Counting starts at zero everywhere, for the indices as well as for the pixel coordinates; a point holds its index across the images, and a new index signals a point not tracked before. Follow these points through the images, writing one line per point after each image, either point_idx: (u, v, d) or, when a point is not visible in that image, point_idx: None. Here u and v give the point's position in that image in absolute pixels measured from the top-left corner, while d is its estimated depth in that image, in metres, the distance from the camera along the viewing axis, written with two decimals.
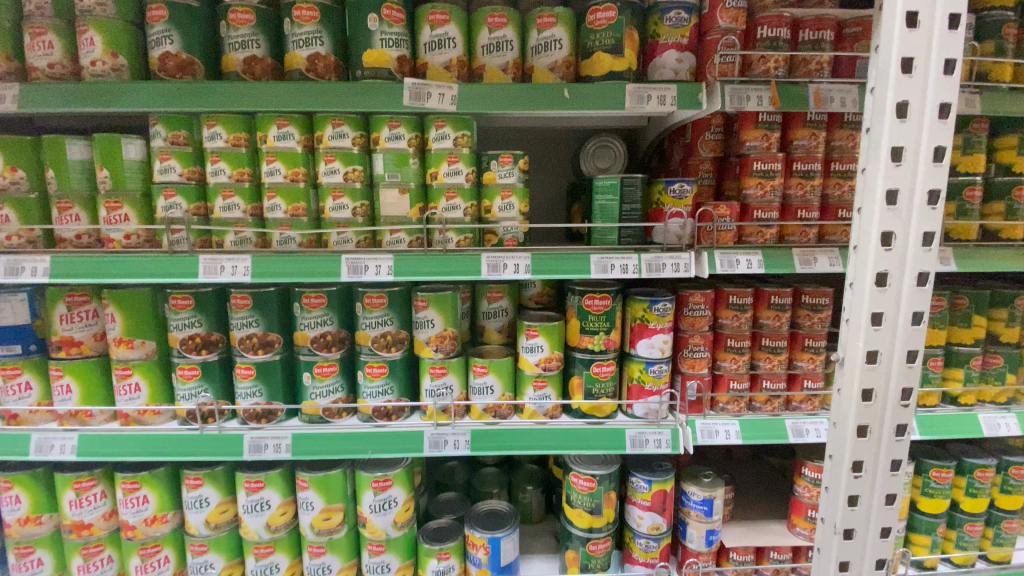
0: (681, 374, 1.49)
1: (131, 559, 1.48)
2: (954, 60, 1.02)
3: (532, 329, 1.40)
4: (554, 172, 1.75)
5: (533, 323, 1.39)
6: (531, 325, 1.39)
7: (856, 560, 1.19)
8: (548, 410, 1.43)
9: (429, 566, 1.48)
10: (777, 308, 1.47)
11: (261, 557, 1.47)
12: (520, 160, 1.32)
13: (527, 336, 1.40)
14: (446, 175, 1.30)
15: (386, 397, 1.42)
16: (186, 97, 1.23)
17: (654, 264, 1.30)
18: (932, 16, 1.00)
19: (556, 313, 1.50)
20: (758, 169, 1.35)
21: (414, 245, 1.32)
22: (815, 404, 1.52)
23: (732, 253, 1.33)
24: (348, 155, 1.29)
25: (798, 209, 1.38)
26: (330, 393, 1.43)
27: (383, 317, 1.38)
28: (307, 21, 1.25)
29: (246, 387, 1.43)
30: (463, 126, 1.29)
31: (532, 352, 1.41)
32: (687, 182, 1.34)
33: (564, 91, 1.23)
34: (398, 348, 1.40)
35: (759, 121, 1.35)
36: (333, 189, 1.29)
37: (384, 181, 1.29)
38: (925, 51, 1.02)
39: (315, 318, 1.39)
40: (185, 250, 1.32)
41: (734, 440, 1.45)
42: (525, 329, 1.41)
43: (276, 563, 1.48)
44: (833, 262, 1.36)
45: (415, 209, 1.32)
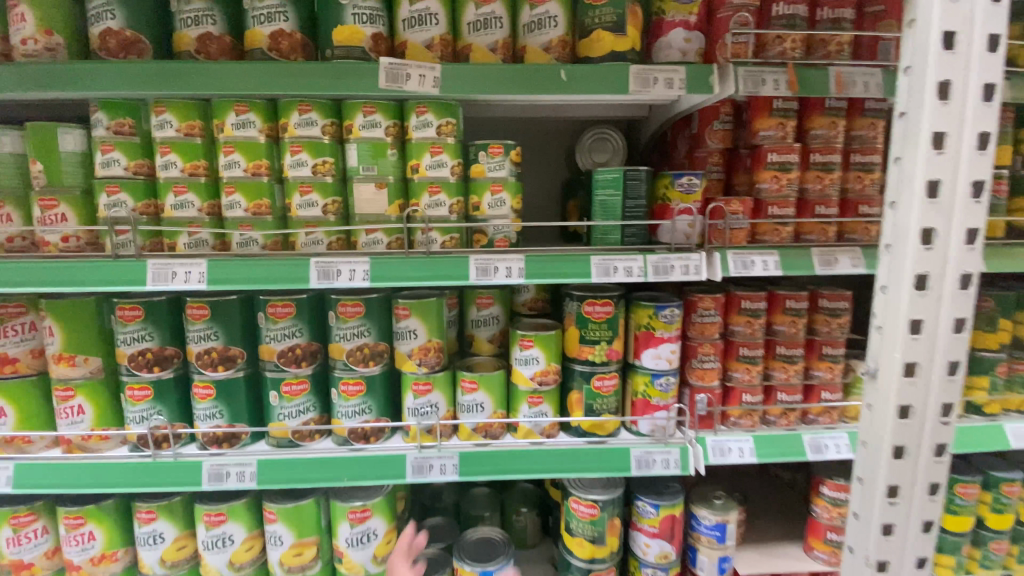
0: (690, 386, 1.36)
1: None
2: (1000, 34, 0.90)
3: (527, 339, 1.26)
4: (548, 168, 1.62)
5: (527, 332, 1.25)
6: (525, 334, 1.25)
7: None
8: (545, 429, 1.29)
9: None
10: (793, 314, 1.35)
11: None
12: (512, 151, 1.18)
13: (521, 347, 1.26)
14: (429, 167, 1.15)
15: (364, 417, 1.27)
16: (128, 79, 1.07)
17: (661, 266, 1.17)
18: None
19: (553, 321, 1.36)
20: (773, 161, 1.23)
21: (393, 247, 1.17)
22: (834, 416, 1.40)
23: (746, 254, 1.21)
24: (317, 145, 1.14)
25: (816, 205, 1.26)
26: (300, 414, 1.27)
27: (360, 327, 1.22)
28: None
29: (204, 408, 1.27)
30: (447, 113, 1.14)
31: (527, 364, 1.27)
32: (697, 175, 1.21)
33: (561, 73, 1.09)
34: (377, 362, 1.25)
35: (774, 108, 1.22)
36: (300, 184, 1.14)
37: (358, 175, 1.15)
38: (968, 25, 0.90)
39: (281, 330, 1.23)
40: (131, 254, 1.16)
41: (749, 458, 1.32)
42: (518, 339, 1.27)
43: None
44: (856, 262, 1.24)
45: (394, 206, 1.17)
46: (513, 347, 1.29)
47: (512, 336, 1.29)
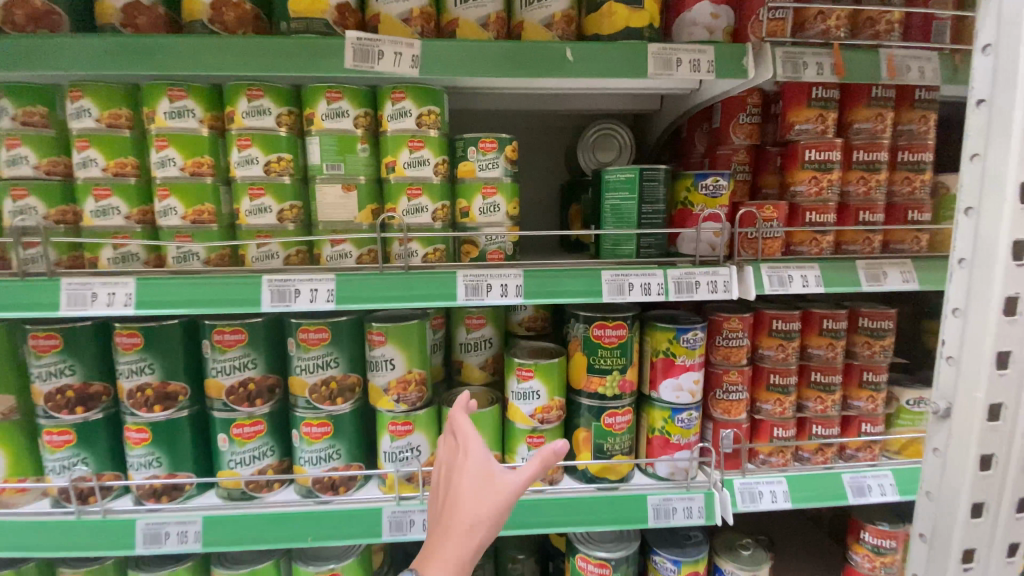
0: (713, 420, 1.18)
1: None
2: None
3: (526, 369, 1.06)
4: (546, 169, 1.43)
5: (526, 361, 1.05)
6: (524, 363, 1.05)
7: None
8: (547, 474, 1.10)
9: None
10: (831, 336, 1.17)
11: None
12: (507, 146, 0.99)
13: (519, 378, 1.06)
14: (407, 165, 0.95)
15: (332, 464, 1.06)
16: (28, 55, 0.86)
17: (685, 283, 0.99)
18: None
19: (554, 343, 1.16)
20: (811, 159, 1.05)
21: (365, 261, 0.98)
22: (874, 452, 1.23)
23: (782, 268, 1.02)
24: (270, 139, 0.94)
25: (859, 211, 1.09)
26: (254, 461, 1.07)
27: (325, 358, 1.02)
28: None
29: (138, 456, 1.06)
30: (428, 99, 0.94)
31: (526, 399, 1.07)
32: (724, 176, 1.03)
33: (566, 52, 0.90)
34: (345, 399, 1.05)
35: (814, 97, 1.05)
36: (250, 185, 0.94)
37: (321, 175, 0.94)
38: None
39: (229, 362, 1.02)
40: (42, 271, 0.95)
41: (783, 503, 1.14)
42: (515, 369, 1.07)
43: None
44: (907, 277, 1.07)
45: (365, 213, 0.97)
46: (509, 377, 1.08)
47: (507, 364, 1.09)
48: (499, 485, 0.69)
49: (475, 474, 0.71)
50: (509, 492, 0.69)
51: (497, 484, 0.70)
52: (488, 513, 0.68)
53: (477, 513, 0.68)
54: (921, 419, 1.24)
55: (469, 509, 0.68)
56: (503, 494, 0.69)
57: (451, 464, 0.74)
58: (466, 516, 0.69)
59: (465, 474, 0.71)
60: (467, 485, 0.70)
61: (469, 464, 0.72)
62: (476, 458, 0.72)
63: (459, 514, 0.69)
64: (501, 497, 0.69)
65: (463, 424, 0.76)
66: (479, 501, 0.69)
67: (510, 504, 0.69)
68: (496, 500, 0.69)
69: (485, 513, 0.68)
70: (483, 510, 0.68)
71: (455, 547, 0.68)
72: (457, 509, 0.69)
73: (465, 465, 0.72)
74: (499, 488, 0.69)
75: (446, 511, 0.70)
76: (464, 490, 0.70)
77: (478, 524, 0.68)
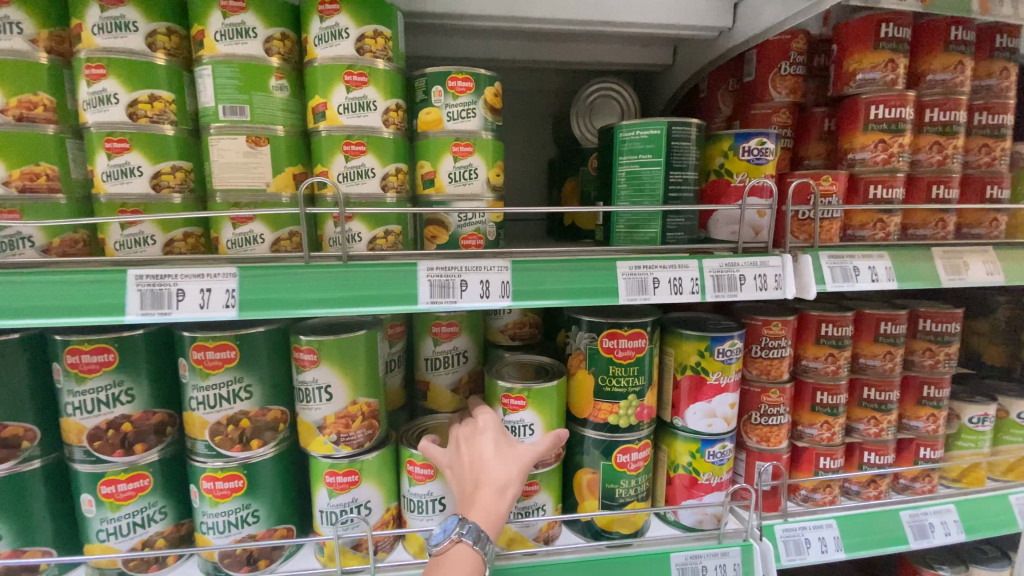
0: (747, 451, 0.94)
1: None
2: None
3: (515, 396, 0.78)
4: (532, 139, 1.17)
5: (514, 386, 0.78)
6: (513, 389, 0.78)
7: None
8: (541, 531, 0.84)
9: None
10: (889, 342, 0.95)
11: None
12: (487, 90, 0.72)
13: (505, 409, 0.79)
14: (344, 111, 0.66)
15: (245, 531, 0.77)
16: None
17: (726, 279, 0.74)
18: None
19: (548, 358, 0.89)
20: (878, 118, 0.82)
21: (285, 248, 0.69)
22: (933, 482, 1.01)
23: (845, 257, 0.79)
24: (138, 68, 0.64)
25: (932, 185, 0.86)
26: (136, 530, 0.76)
27: (233, 386, 0.73)
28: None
29: None
30: (375, 16, 0.66)
31: (516, 437, 0.79)
32: (771, 138, 0.79)
33: None
34: (263, 441, 0.76)
35: (880, 38, 0.82)
36: (108, 136, 0.64)
37: (216, 122, 0.65)
38: None
39: (91, 395, 0.72)
40: None
41: (836, 554, 0.91)
42: (500, 396, 0.80)
43: None
44: (991, 268, 0.85)
45: (285, 178, 0.68)
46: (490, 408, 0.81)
47: (487, 390, 0.81)
48: (523, 448, 0.73)
49: (498, 439, 0.73)
50: (534, 455, 0.73)
51: (520, 448, 0.73)
52: (518, 473, 0.71)
53: (507, 472, 0.70)
54: (985, 440, 1.03)
55: (499, 467, 0.70)
56: (528, 457, 0.72)
57: (469, 435, 0.74)
58: (496, 476, 0.70)
59: (489, 438, 0.73)
60: (493, 447, 0.72)
61: (492, 430, 0.74)
62: (499, 426, 0.75)
63: (488, 474, 0.69)
64: (527, 457, 0.72)
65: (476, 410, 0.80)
66: (507, 459, 0.71)
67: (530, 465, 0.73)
68: (525, 457, 0.72)
69: (517, 470, 0.71)
70: (513, 470, 0.70)
71: (490, 502, 0.68)
72: (486, 467, 0.70)
73: (487, 432, 0.74)
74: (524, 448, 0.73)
75: (473, 474, 0.70)
76: (490, 452, 0.72)
77: (510, 481, 0.70)
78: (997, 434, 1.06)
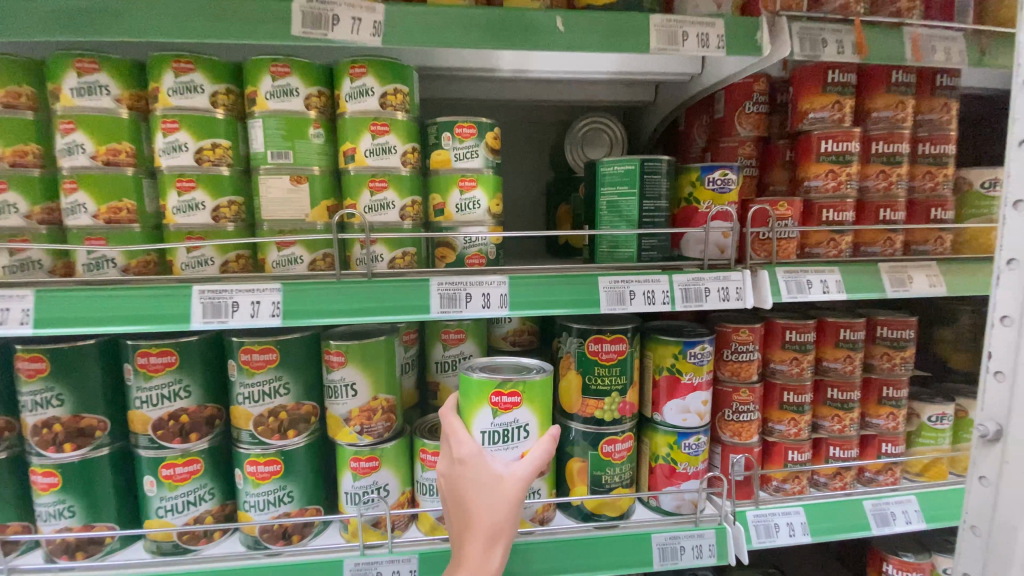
0: (722, 445, 1.05)
1: None
2: None
3: (508, 394, 0.75)
4: (531, 166, 1.30)
5: (506, 383, 0.75)
6: (504, 386, 0.75)
7: None
8: (536, 513, 0.96)
9: None
10: (848, 347, 1.06)
11: None
12: (488, 133, 0.86)
13: (496, 410, 0.74)
14: (369, 154, 0.80)
15: (282, 509, 0.90)
16: None
17: (694, 290, 0.86)
18: None
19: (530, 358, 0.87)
20: (827, 151, 0.95)
21: (321, 267, 0.83)
22: (896, 475, 1.11)
23: (800, 272, 0.91)
24: (203, 122, 0.78)
25: (880, 208, 0.98)
26: (190, 507, 0.90)
27: (274, 383, 0.87)
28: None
29: (45, 505, 0.88)
30: (395, 76, 0.80)
31: (509, 441, 0.75)
32: (733, 170, 0.91)
33: (557, 19, 0.76)
34: (298, 431, 0.89)
35: (829, 82, 0.94)
36: (178, 177, 0.78)
37: (265, 165, 0.79)
38: None
39: (156, 390, 0.85)
40: None
41: (802, 537, 1.01)
42: (489, 395, 0.75)
43: None
44: (934, 281, 0.96)
45: (321, 209, 0.82)
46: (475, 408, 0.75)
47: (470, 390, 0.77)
48: (511, 479, 0.69)
49: (481, 472, 0.69)
50: (521, 487, 0.69)
51: (507, 479, 0.70)
52: (505, 516, 0.68)
53: (496, 515, 0.67)
54: (944, 437, 1.13)
55: (485, 511, 0.68)
56: (516, 489, 0.69)
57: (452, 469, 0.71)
58: (485, 520, 0.68)
59: (471, 477, 0.69)
60: (476, 491, 0.68)
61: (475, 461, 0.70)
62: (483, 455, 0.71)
63: (474, 527, 0.68)
64: (515, 492, 0.69)
65: (456, 427, 0.74)
66: (493, 504, 0.68)
67: (519, 497, 0.69)
68: (511, 491, 0.69)
69: (506, 509, 0.68)
70: (502, 512, 0.68)
71: (479, 557, 0.67)
72: (472, 509, 0.68)
73: (470, 465, 0.70)
74: (509, 479, 0.70)
75: (461, 521, 0.69)
76: (474, 498, 0.68)
77: (500, 523, 0.68)
78: (957, 431, 1.16)
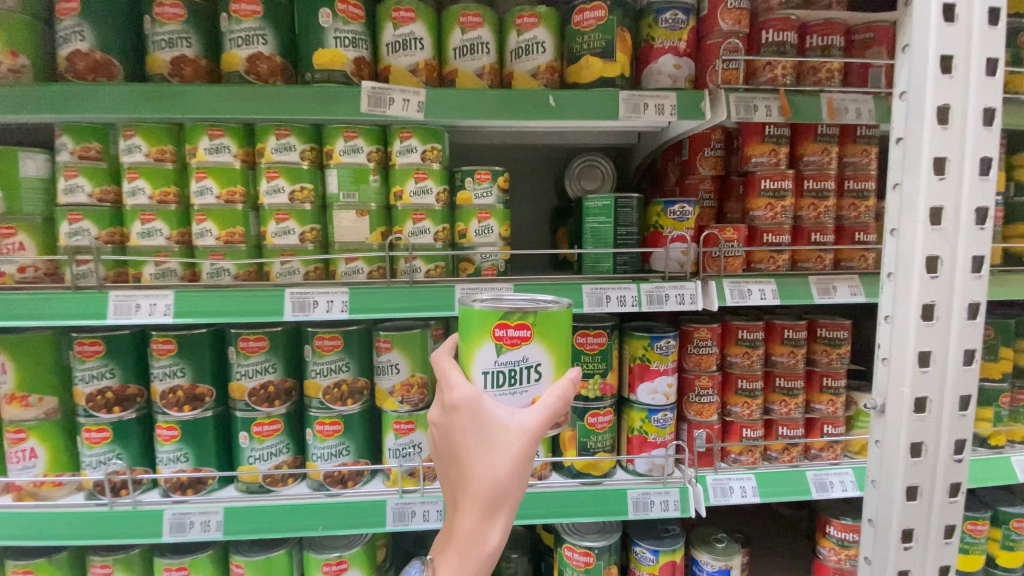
0: (688, 422, 1.30)
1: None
2: (994, 109, 0.89)
3: (513, 329, 0.75)
4: (537, 194, 1.58)
5: (512, 318, 0.75)
6: (509, 321, 0.75)
7: None
8: (536, 470, 1.23)
9: None
10: (792, 344, 1.30)
11: None
12: (499, 177, 1.15)
13: (500, 345, 0.75)
14: (412, 194, 1.10)
15: (342, 459, 1.19)
16: (101, 101, 1.02)
17: (656, 296, 1.13)
18: (968, 63, 0.87)
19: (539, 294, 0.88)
20: (766, 188, 1.20)
21: (375, 276, 1.12)
22: (837, 452, 1.34)
23: (742, 282, 1.16)
24: (295, 171, 1.08)
25: (812, 233, 1.23)
26: (273, 456, 1.19)
27: (337, 363, 1.15)
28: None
29: (167, 452, 1.17)
30: (432, 138, 1.10)
31: (515, 377, 0.75)
32: (689, 203, 1.17)
33: (549, 97, 1.05)
34: (355, 400, 1.18)
35: (766, 134, 1.20)
36: (276, 212, 1.08)
37: (338, 202, 1.09)
38: (962, 100, 0.87)
39: (253, 366, 1.15)
40: (93, 286, 1.09)
41: (752, 498, 1.24)
42: (493, 331, 0.75)
43: None
44: (855, 290, 1.20)
45: (376, 234, 1.12)
46: (480, 345, 0.76)
47: (475, 327, 0.77)
48: (508, 435, 0.69)
49: (483, 428, 0.69)
50: (518, 442, 0.68)
51: (504, 434, 0.69)
52: (501, 473, 0.68)
53: (492, 471, 0.67)
54: None
55: (485, 470, 0.68)
56: (513, 445, 0.68)
57: (454, 423, 0.71)
58: (481, 477, 0.68)
59: (467, 432, 0.70)
60: (472, 447, 0.69)
61: (477, 418, 0.70)
62: (486, 409, 0.70)
63: (470, 483, 0.68)
64: (512, 447, 0.68)
65: (454, 377, 0.73)
66: (488, 460, 0.68)
67: (517, 453, 0.68)
68: (514, 451, 0.68)
69: (506, 470, 0.68)
70: (498, 468, 0.68)
71: (475, 514, 0.68)
72: (472, 468, 0.69)
73: (473, 422, 0.70)
74: (512, 438, 0.69)
75: (459, 477, 0.70)
76: (470, 454, 0.69)
77: (500, 486, 0.68)
78: None
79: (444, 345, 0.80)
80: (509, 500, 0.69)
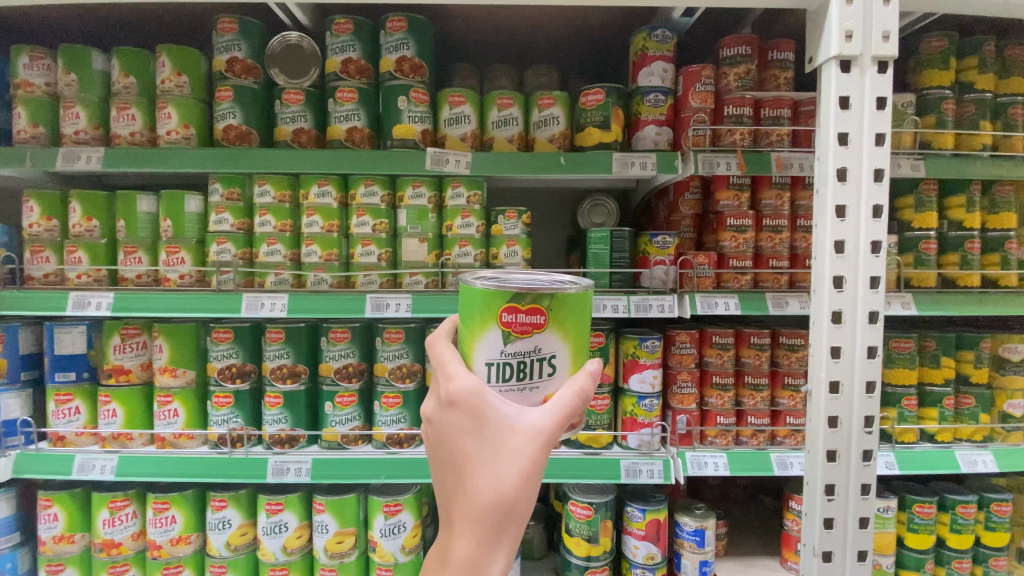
0: (672, 409, 1.61)
1: (147, 513, 1.58)
2: (883, 169, 1.20)
3: (525, 315, 0.86)
4: (556, 227, 1.96)
5: (524, 306, 0.86)
6: (520, 308, 0.86)
7: (838, 551, 1.25)
8: None
9: (376, 525, 1.55)
10: (757, 348, 1.61)
11: (272, 513, 1.55)
12: (523, 215, 1.53)
13: (510, 331, 0.86)
14: (459, 227, 1.51)
15: (399, 425, 1.57)
16: (247, 160, 1.47)
17: (642, 305, 1.48)
18: (860, 137, 1.20)
19: (555, 275, 1.00)
20: (732, 224, 1.55)
21: (430, 286, 1.52)
22: (798, 438, 1.62)
23: (712, 297, 1.49)
24: (376, 210, 1.50)
25: (770, 259, 1.56)
26: (348, 421, 1.57)
27: (400, 350, 1.55)
28: (343, 33, 1.49)
29: (273, 414, 1.57)
30: (475, 186, 1.51)
31: (525, 362, 0.86)
32: (670, 235, 1.52)
33: (560, 158, 1.45)
34: (412, 379, 1.57)
35: (731, 183, 1.55)
36: (363, 240, 1.50)
37: (406, 232, 1.51)
38: (857, 164, 1.20)
39: (339, 351, 1.55)
40: (230, 289, 1.53)
41: (722, 471, 1.54)
42: (502, 317, 0.86)
43: (285, 521, 1.56)
44: (804, 304, 1.51)
45: (432, 256, 1.52)
46: (489, 330, 0.87)
47: (482, 311, 0.87)
48: (514, 439, 0.76)
49: (488, 431, 0.77)
50: (524, 447, 0.76)
51: (510, 438, 0.76)
52: (508, 480, 0.74)
53: (498, 477, 0.75)
54: None
55: (492, 481, 0.74)
56: (519, 452, 0.76)
57: (455, 427, 0.78)
58: (485, 483, 0.75)
59: (471, 436, 0.77)
60: (478, 452, 0.76)
61: (483, 424, 0.77)
62: (492, 416, 0.78)
63: (473, 490, 0.75)
64: (519, 453, 0.75)
65: (456, 375, 0.80)
66: (494, 466, 0.75)
67: (520, 460, 0.75)
68: (520, 461, 0.75)
69: (514, 484, 0.74)
70: (504, 474, 0.75)
71: (475, 522, 0.74)
72: (477, 477, 0.75)
73: (478, 428, 0.77)
74: (521, 447, 0.76)
75: (460, 482, 0.76)
76: (476, 458, 0.76)
77: (505, 503, 0.74)
78: None
79: (440, 330, 0.92)
80: (513, 517, 0.75)
